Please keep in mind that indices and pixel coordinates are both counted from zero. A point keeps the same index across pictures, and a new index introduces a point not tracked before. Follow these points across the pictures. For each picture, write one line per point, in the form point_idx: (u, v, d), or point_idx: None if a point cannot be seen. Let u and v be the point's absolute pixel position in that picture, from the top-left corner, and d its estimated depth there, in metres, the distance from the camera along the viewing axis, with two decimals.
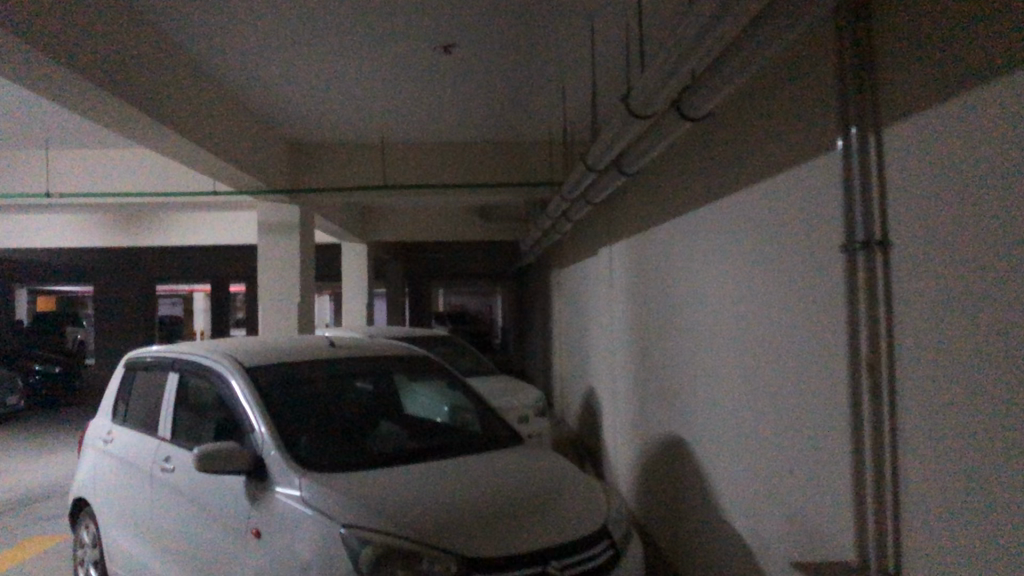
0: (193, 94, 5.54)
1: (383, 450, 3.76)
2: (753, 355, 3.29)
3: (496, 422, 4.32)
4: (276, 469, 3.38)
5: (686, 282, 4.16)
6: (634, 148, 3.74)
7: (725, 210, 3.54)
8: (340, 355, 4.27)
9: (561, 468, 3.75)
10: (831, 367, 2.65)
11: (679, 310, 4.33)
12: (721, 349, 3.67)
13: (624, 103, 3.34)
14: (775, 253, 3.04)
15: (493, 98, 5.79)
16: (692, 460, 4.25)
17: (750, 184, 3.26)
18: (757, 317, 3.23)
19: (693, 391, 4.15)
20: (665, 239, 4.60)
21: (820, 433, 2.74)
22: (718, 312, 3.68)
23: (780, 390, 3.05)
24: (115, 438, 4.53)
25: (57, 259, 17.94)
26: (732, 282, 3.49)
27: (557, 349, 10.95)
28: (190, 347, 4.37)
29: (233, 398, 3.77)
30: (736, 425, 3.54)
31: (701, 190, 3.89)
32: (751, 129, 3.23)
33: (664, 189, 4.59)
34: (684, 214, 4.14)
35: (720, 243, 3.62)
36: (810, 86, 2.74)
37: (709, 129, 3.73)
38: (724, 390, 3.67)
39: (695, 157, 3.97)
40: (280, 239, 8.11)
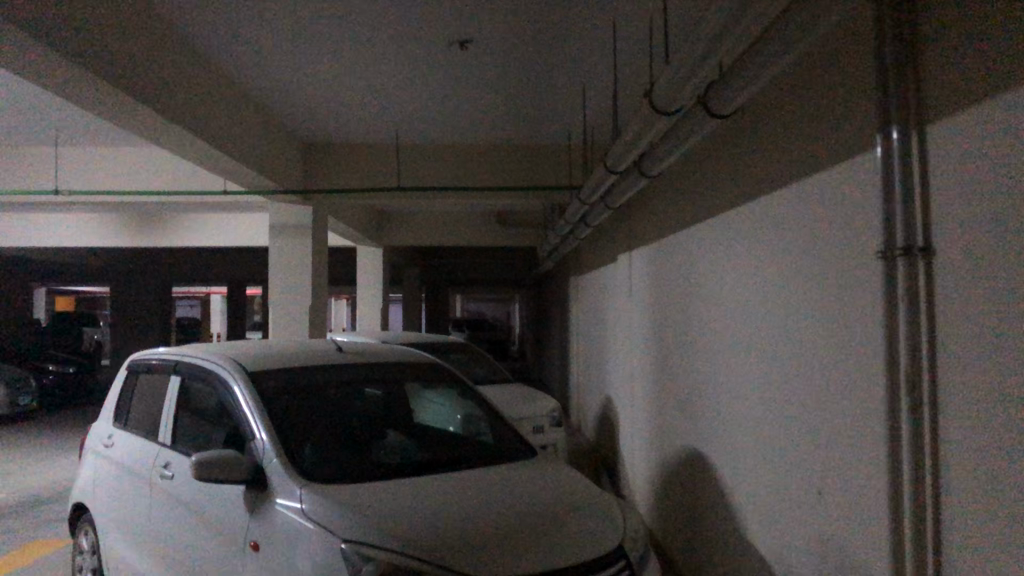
0: (206, 93, 5.46)
1: (390, 461, 3.61)
2: (780, 367, 3.11)
3: (508, 432, 4.16)
4: (276, 479, 3.23)
5: (710, 291, 4.00)
6: (657, 148, 3.57)
7: (753, 214, 3.37)
8: (348, 361, 4.11)
9: (574, 482, 3.58)
10: (866, 384, 2.46)
11: (703, 318, 4.16)
12: (747, 361, 3.49)
13: (647, 99, 3.16)
14: (806, 261, 2.85)
15: (511, 97, 5.64)
16: (713, 476, 4.07)
17: (781, 186, 3.07)
18: (786, 328, 3.05)
19: (715, 404, 3.99)
20: (688, 246, 4.43)
21: (853, 453, 2.56)
22: (744, 322, 3.51)
23: (809, 407, 2.87)
24: (116, 443, 4.41)
25: (74, 260, 17.94)
26: (760, 290, 3.32)
27: (574, 357, 10.79)
28: (194, 350, 4.24)
29: (235, 404, 3.63)
30: (761, 442, 3.36)
31: (727, 194, 3.72)
32: (784, 127, 3.05)
33: (689, 192, 4.42)
34: (710, 218, 3.97)
35: (748, 248, 3.44)
36: (847, 80, 2.55)
37: (738, 128, 3.56)
38: (749, 404, 3.49)
39: (722, 160, 3.80)
40: (293, 242, 7.99)
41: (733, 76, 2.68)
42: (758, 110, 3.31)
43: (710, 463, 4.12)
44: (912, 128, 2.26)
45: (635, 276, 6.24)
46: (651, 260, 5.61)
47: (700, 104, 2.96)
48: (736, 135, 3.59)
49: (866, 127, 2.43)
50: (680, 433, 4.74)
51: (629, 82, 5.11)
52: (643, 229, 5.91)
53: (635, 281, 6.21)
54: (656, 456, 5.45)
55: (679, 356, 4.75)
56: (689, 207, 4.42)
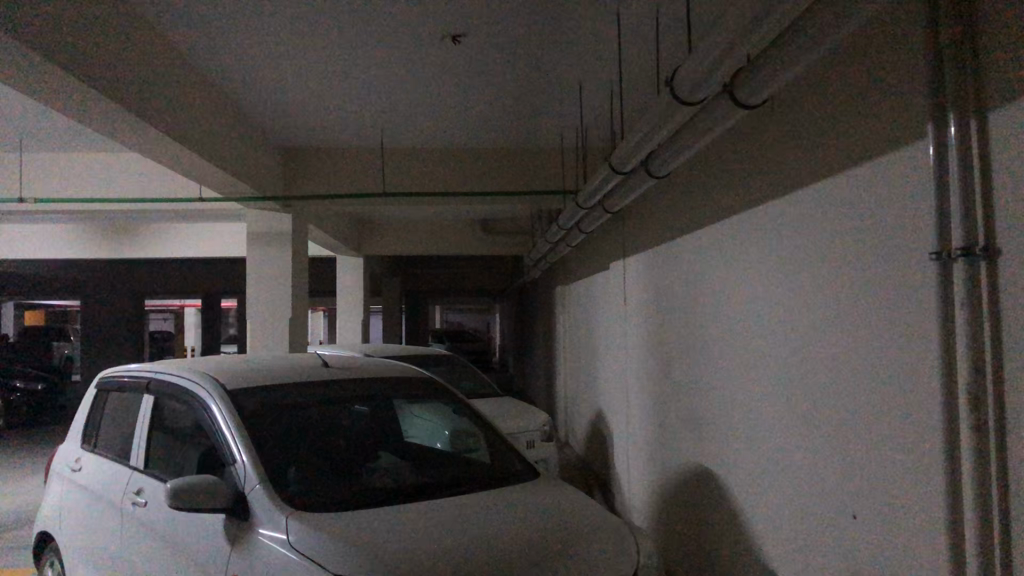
0: (182, 92, 5.19)
1: (384, 485, 3.34)
2: (812, 379, 2.89)
3: (506, 450, 3.91)
4: (259, 507, 2.96)
5: (727, 299, 3.80)
6: (673, 144, 3.36)
7: (782, 215, 3.16)
8: (337, 376, 3.84)
9: (581, 506, 3.34)
10: (918, 398, 2.24)
11: (718, 326, 3.96)
12: (771, 372, 3.29)
13: (668, 88, 2.94)
14: (846, 263, 2.64)
15: (503, 96, 5.42)
16: (728, 494, 3.86)
17: (814, 185, 2.87)
18: (819, 337, 2.84)
19: (732, 417, 3.79)
20: (701, 251, 4.23)
21: (901, 476, 2.34)
22: (769, 329, 3.31)
23: (848, 422, 2.65)
24: (84, 467, 4.09)
25: (44, 272, 17.47)
26: (788, 295, 3.10)
27: (562, 369, 10.57)
28: (168, 365, 3.94)
29: (212, 424, 3.34)
30: (786, 459, 3.15)
31: (751, 194, 3.52)
32: (818, 122, 2.84)
33: (703, 193, 4.21)
34: (729, 221, 3.77)
35: (774, 253, 3.24)
36: (893, 66, 2.35)
37: (764, 123, 3.34)
38: (772, 417, 3.29)
39: (745, 159, 3.60)
40: (272, 250, 7.70)
41: (764, 62, 2.46)
42: (790, 104, 3.11)
43: (724, 480, 3.92)
44: (972, 115, 2.04)
45: (633, 285, 6.03)
46: (654, 267, 5.41)
47: (727, 94, 2.73)
48: (761, 133, 3.40)
49: (916, 116, 2.23)
50: (690, 448, 4.54)
51: (631, 79, 4.90)
52: (644, 234, 5.70)
53: (633, 289, 6.01)
54: (659, 472, 5.23)
55: (687, 367, 4.55)
56: (705, 210, 4.21)
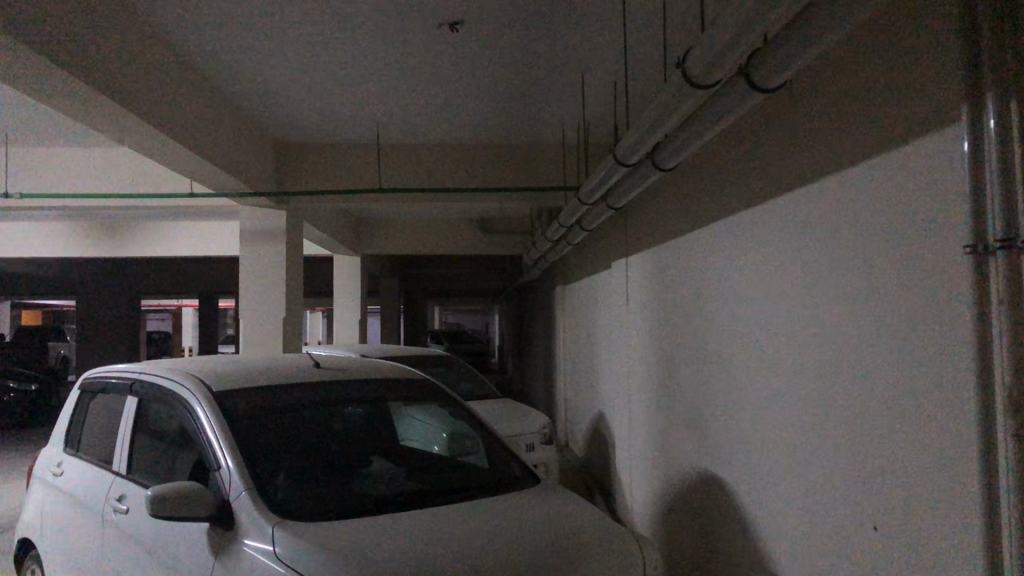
0: (173, 85, 5.05)
1: (378, 492, 3.18)
2: (838, 381, 2.74)
3: (504, 454, 3.74)
4: (245, 516, 2.80)
5: (750, 297, 3.68)
6: (687, 131, 3.21)
7: (805, 208, 3.01)
8: (329, 377, 3.67)
9: (585, 514, 3.19)
10: (951, 401, 2.09)
11: (739, 326, 3.83)
12: (794, 372, 3.14)
13: (680, 70, 2.80)
14: (873, 257, 2.49)
15: (502, 87, 5.28)
16: (745, 500, 3.74)
17: (839, 175, 2.72)
18: (846, 337, 2.70)
19: (751, 418, 3.64)
20: (721, 246, 4.10)
21: (933, 485, 2.19)
22: (792, 328, 3.17)
23: (874, 427, 2.50)
24: (66, 471, 3.93)
25: (39, 270, 17.30)
26: (811, 292, 2.95)
27: (562, 370, 10.43)
28: (153, 365, 3.79)
29: (195, 428, 3.18)
30: (809, 463, 3.01)
31: (771, 185, 3.37)
32: (842, 106, 2.70)
33: (721, 187, 4.08)
34: (751, 214, 3.64)
35: (798, 247, 3.09)
36: (925, 45, 2.20)
37: (783, 109, 3.21)
38: (795, 419, 3.15)
39: (766, 149, 3.44)
40: (267, 248, 7.55)
41: (782, 41, 2.31)
42: (811, 91, 2.95)
43: (740, 485, 3.79)
44: (1013, 96, 1.91)
45: (638, 283, 5.88)
46: (662, 265, 5.27)
47: (743, 76, 2.59)
48: (781, 122, 3.25)
49: (953, 96, 2.08)
50: (701, 451, 4.40)
51: (638, 69, 4.75)
52: (649, 232, 5.55)
53: (638, 287, 5.87)
54: (665, 476, 5.10)
55: (701, 368, 4.42)
56: (721, 204, 4.06)
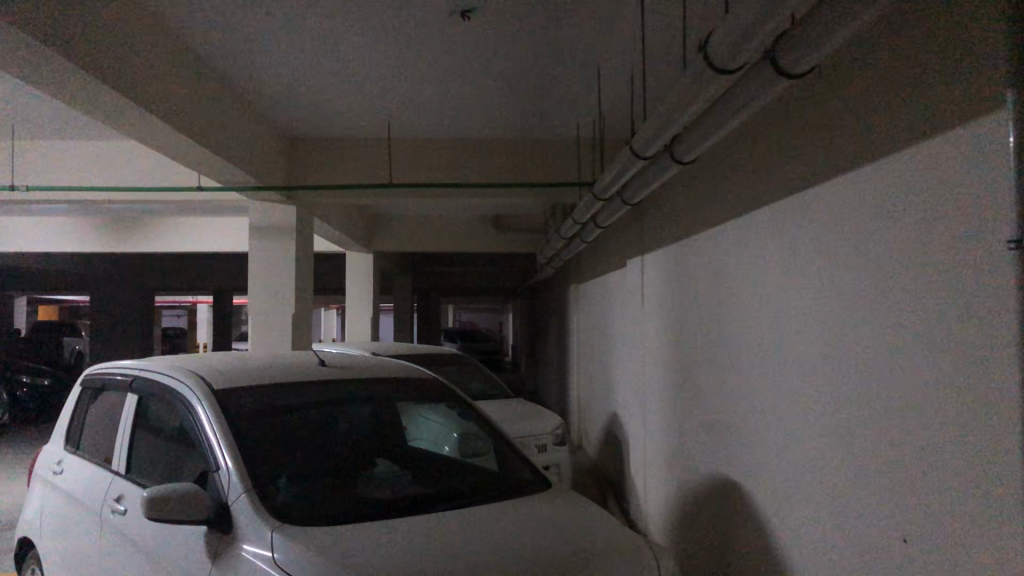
0: (182, 77, 4.97)
1: (382, 496, 3.06)
2: (876, 384, 2.62)
3: (514, 457, 3.62)
4: (243, 520, 2.69)
5: (775, 297, 3.54)
6: (714, 119, 3.08)
7: (841, 202, 2.87)
8: (332, 376, 3.55)
9: (599, 520, 3.07)
10: (1016, 406, 1.97)
11: (762, 326, 3.69)
12: (823, 375, 3.01)
13: (705, 52, 2.68)
14: (920, 253, 2.35)
15: (516, 79, 5.16)
16: (766, 505, 3.60)
17: (879, 164, 2.60)
18: (885, 336, 2.57)
19: (774, 423, 3.51)
20: (745, 243, 3.96)
21: (990, 497, 2.06)
22: (822, 327, 3.03)
23: (919, 434, 2.37)
24: (65, 470, 3.84)
25: (52, 265, 17.30)
26: (847, 290, 2.82)
27: (575, 369, 10.31)
28: (154, 362, 3.68)
29: (195, 427, 3.07)
30: (838, 469, 2.88)
31: (802, 178, 3.23)
32: (882, 90, 2.59)
33: (746, 181, 3.95)
34: (778, 208, 3.51)
35: (831, 242, 2.96)
36: (987, 26, 2.06)
37: (815, 96, 3.10)
38: (822, 423, 3.02)
39: (795, 140, 3.31)
40: (277, 244, 7.45)
41: (813, 21, 2.18)
42: (847, 79, 2.82)
43: (762, 490, 3.66)
44: None
45: (655, 282, 5.75)
46: (681, 263, 5.14)
47: (769, 58, 2.47)
48: (814, 113, 3.11)
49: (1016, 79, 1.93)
50: (721, 456, 4.27)
51: (657, 58, 4.62)
52: (668, 229, 5.41)
53: (655, 285, 5.74)
54: (682, 480, 4.97)
55: (723, 369, 4.28)
56: (748, 200, 3.93)
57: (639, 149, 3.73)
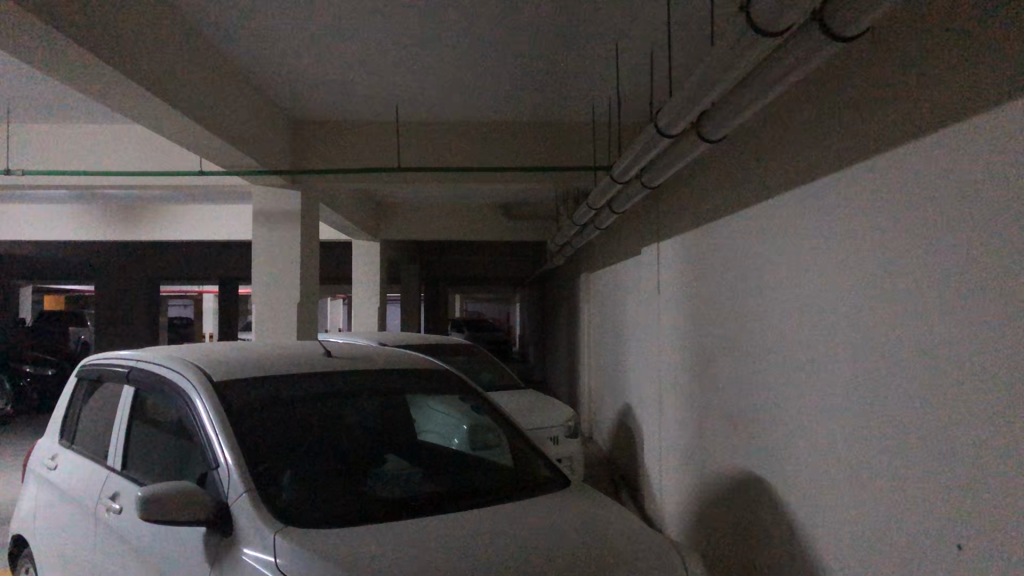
0: (184, 58, 4.81)
1: (393, 495, 2.89)
2: (942, 378, 2.43)
3: (530, 450, 3.45)
4: (244, 522, 2.52)
5: (813, 282, 3.36)
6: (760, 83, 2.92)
7: (898, 180, 2.69)
8: (339, 368, 3.37)
9: (624, 520, 2.91)
10: None
11: (799, 314, 3.52)
12: (876, 367, 2.82)
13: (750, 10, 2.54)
14: (1000, 230, 2.18)
15: (529, 57, 4.97)
16: (805, 500, 3.44)
17: (947, 135, 2.41)
18: (952, 322, 2.39)
19: (815, 419, 3.33)
20: (776, 228, 3.78)
21: None
22: (873, 316, 2.84)
23: (995, 428, 2.19)
24: (59, 466, 3.67)
25: (56, 253, 17.16)
26: (905, 276, 2.63)
27: (586, 360, 10.14)
28: (151, 352, 3.51)
29: (193, 422, 2.89)
30: (893, 470, 2.70)
31: (848, 155, 3.04)
32: (944, 53, 2.44)
33: (778, 161, 3.76)
34: (817, 189, 3.32)
35: (884, 225, 2.77)
36: None
37: (864, 64, 2.93)
38: (873, 420, 2.84)
39: (840, 115, 3.12)
40: (281, 231, 7.28)
41: None
42: (910, 46, 2.62)
43: (800, 484, 3.50)
44: None
45: (673, 270, 5.55)
46: (701, 251, 4.94)
47: (818, 23, 2.35)
48: (866, 85, 2.91)
49: None
50: (750, 452, 4.09)
51: (681, 33, 4.42)
52: (687, 214, 5.23)
53: (673, 274, 5.54)
54: (702, 475, 4.80)
55: (749, 360, 4.10)
56: (779, 181, 3.74)
57: (667, 123, 3.56)
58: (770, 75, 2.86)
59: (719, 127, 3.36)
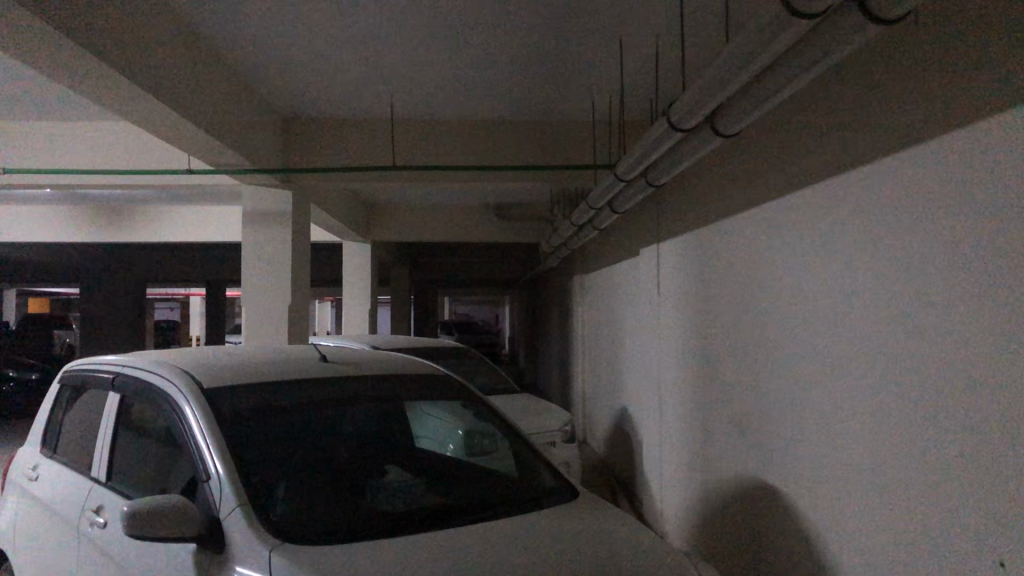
0: (165, 48, 4.64)
1: (393, 508, 2.75)
2: (990, 381, 2.31)
3: (534, 458, 3.31)
4: (238, 539, 2.37)
5: (834, 280, 3.25)
6: (787, 70, 2.81)
7: (935, 170, 2.58)
8: (333, 373, 3.22)
9: (636, 530, 2.78)
10: None
11: (815, 313, 3.41)
12: (910, 370, 2.70)
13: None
14: None
15: (529, 52, 4.85)
16: (822, 506, 3.33)
17: (993, 122, 2.30)
18: (998, 318, 2.28)
19: (836, 424, 3.21)
20: (790, 225, 3.66)
21: None
22: (906, 317, 2.73)
23: None
24: (41, 476, 3.51)
25: (42, 255, 16.92)
26: (948, 274, 2.51)
27: (580, 362, 10.01)
28: (137, 357, 3.36)
29: (182, 431, 2.74)
30: (932, 477, 2.58)
31: (879, 147, 2.92)
32: (988, 38, 2.34)
33: (792, 156, 3.64)
34: (840, 182, 3.21)
35: (922, 221, 2.65)
36: None
37: (894, 53, 2.83)
38: (907, 426, 2.72)
39: (869, 108, 3.00)
40: (271, 231, 7.12)
41: None
42: (952, 32, 2.51)
43: (815, 489, 3.38)
44: None
45: (674, 272, 5.43)
46: (704, 251, 4.81)
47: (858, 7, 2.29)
48: (900, 76, 2.79)
49: None
50: (757, 459, 3.97)
51: (689, 25, 4.30)
52: (689, 213, 5.11)
53: (673, 275, 5.42)
54: (706, 480, 4.68)
55: (757, 363, 3.98)
56: (794, 177, 3.63)
57: (684, 115, 3.45)
58: (796, 63, 2.75)
59: (737, 119, 3.27)
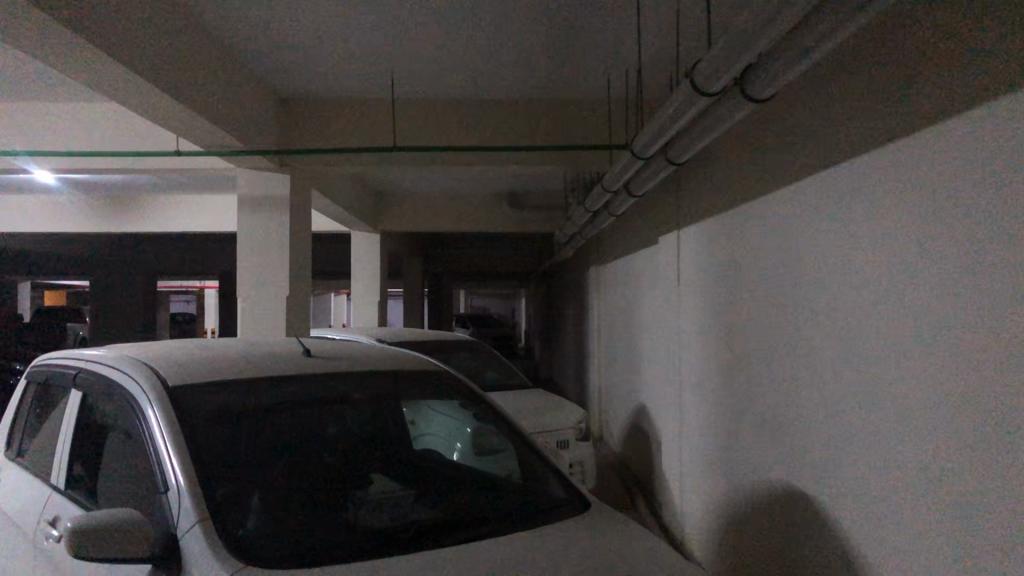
0: (157, 29, 4.39)
1: (376, 522, 2.43)
2: None
3: (540, 463, 2.97)
4: (192, 557, 2.06)
5: (868, 264, 2.90)
6: (820, 24, 2.47)
7: (987, 137, 2.23)
8: (317, 369, 2.90)
9: (644, 545, 2.44)
10: None
11: (847, 302, 3.06)
12: (955, 369, 2.35)
13: None
14: None
15: (536, 21, 4.51)
16: (854, 516, 2.99)
17: None
18: None
19: (872, 426, 2.87)
20: (822, 203, 3.30)
21: None
22: (951, 308, 2.38)
23: None
24: (4, 481, 3.24)
25: (53, 247, 16.78)
26: (1002, 258, 2.16)
27: (596, 354, 9.66)
28: (103, 350, 3.07)
29: (143, 432, 2.43)
30: (982, 491, 2.23)
31: (919, 116, 2.57)
32: None
33: (826, 128, 3.27)
34: (878, 153, 2.85)
35: (970, 196, 2.30)
36: None
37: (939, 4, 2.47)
38: (953, 431, 2.36)
39: (908, 69, 2.64)
40: (270, 218, 6.83)
41: None
42: None
43: (847, 494, 3.04)
44: None
45: (696, 260, 5.08)
46: (728, 235, 4.46)
47: None
48: (943, 31, 2.43)
49: None
50: (785, 463, 3.63)
51: None
52: (711, 193, 4.76)
53: (695, 261, 5.08)
54: (730, 479, 4.35)
55: (784, 353, 3.64)
56: (827, 151, 3.26)
57: (709, 74, 3.10)
58: (831, 16, 2.41)
59: (768, 79, 2.92)
